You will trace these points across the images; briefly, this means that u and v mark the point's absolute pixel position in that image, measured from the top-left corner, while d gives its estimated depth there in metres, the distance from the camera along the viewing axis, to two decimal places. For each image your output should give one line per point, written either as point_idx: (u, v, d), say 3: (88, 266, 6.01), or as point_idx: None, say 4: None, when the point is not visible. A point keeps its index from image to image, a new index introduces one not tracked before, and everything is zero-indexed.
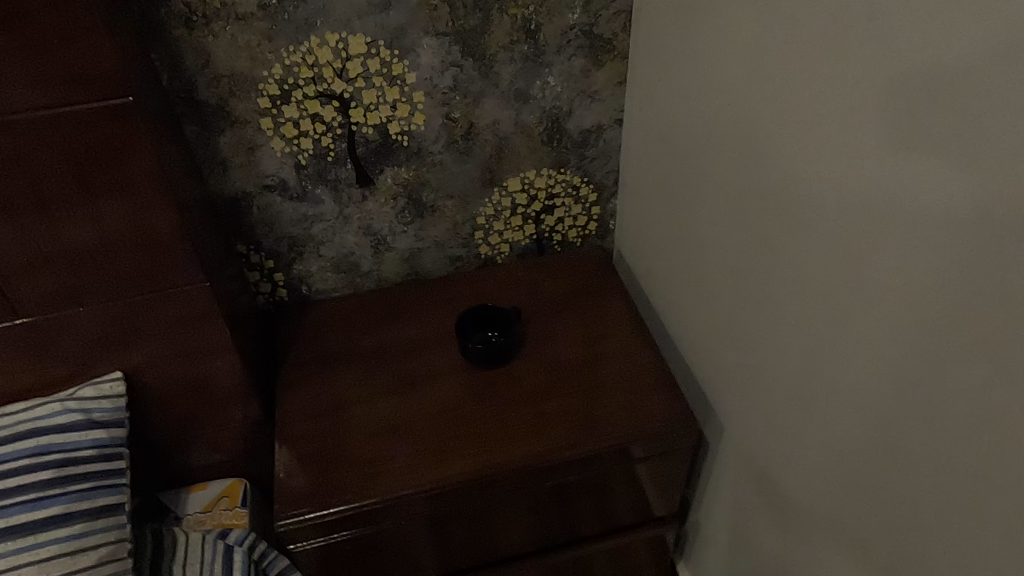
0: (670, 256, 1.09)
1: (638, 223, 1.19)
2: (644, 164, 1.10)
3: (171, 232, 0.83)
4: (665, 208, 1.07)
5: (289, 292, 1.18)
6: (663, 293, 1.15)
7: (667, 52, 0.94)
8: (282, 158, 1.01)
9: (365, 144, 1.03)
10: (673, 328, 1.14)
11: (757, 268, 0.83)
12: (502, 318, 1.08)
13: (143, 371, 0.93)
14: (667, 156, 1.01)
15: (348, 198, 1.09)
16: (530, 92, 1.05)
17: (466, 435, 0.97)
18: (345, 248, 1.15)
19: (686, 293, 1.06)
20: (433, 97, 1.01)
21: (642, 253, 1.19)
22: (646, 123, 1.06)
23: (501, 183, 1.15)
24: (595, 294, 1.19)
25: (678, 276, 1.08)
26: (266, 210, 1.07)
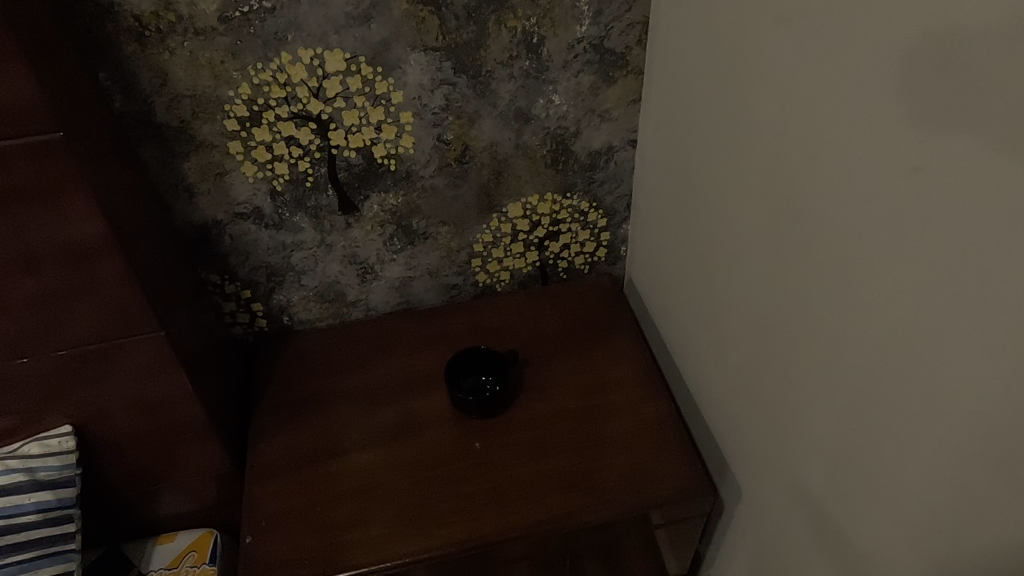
0: (687, 296, 0.98)
1: (653, 254, 1.08)
2: (662, 191, 0.99)
3: (118, 279, 0.73)
4: (683, 243, 0.96)
5: (269, 322, 1.09)
6: (677, 333, 1.04)
7: (691, 72, 0.83)
8: (255, 184, 0.92)
9: (347, 168, 0.93)
10: (688, 372, 1.03)
11: (789, 330, 0.73)
12: (496, 362, 0.98)
13: (97, 424, 0.84)
14: (690, 187, 0.90)
15: (331, 226, 0.99)
16: (532, 111, 0.94)
17: (456, 499, 0.87)
18: (329, 277, 1.06)
19: (702, 339, 0.96)
20: (422, 118, 0.91)
21: (658, 287, 1.08)
22: (666, 148, 0.94)
23: (501, 208, 1.04)
24: (601, 332, 1.08)
25: (695, 319, 0.97)
26: (240, 238, 0.97)
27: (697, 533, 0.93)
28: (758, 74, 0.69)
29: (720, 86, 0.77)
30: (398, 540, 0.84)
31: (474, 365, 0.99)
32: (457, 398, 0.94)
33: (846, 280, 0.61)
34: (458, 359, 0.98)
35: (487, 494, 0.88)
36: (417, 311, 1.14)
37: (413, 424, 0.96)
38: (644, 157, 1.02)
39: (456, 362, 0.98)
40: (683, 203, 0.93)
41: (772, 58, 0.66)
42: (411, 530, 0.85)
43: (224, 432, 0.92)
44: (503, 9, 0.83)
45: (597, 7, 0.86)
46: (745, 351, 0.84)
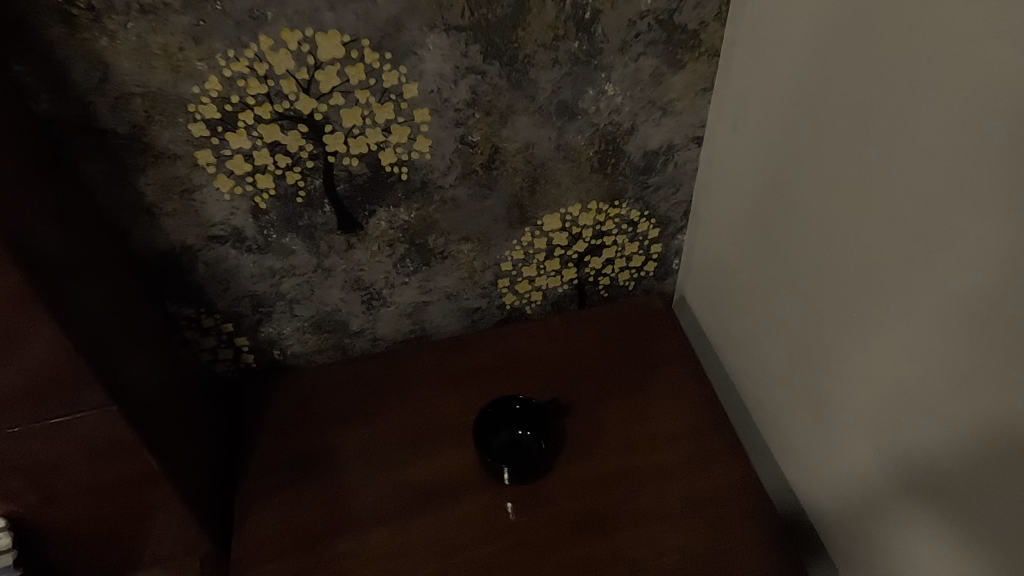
0: (757, 329, 0.81)
1: (715, 273, 0.90)
2: (731, 203, 0.81)
3: (47, 347, 0.55)
4: (755, 266, 0.79)
5: (257, 357, 0.92)
6: (744, 370, 0.87)
7: (790, 58, 0.64)
8: (233, 201, 0.73)
9: (349, 179, 0.74)
10: (757, 417, 0.86)
11: (935, 404, 0.55)
12: (536, 416, 0.81)
13: (41, 512, 0.66)
14: (772, 202, 0.72)
15: (329, 247, 0.81)
16: (578, 105, 0.75)
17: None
18: (327, 305, 0.88)
19: (779, 383, 0.78)
20: (442, 116, 0.72)
21: (720, 312, 0.91)
22: (742, 149, 0.76)
23: (535, 220, 0.86)
24: (654, 366, 0.91)
25: (770, 359, 0.80)
26: (218, 265, 0.79)
27: None
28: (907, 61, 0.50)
29: (835, 76, 0.58)
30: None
31: (509, 418, 0.82)
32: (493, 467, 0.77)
33: None
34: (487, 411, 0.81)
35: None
36: (433, 339, 0.97)
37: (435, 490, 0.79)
38: (710, 157, 0.84)
39: (484, 415, 0.81)
40: (759, 219, 0.76)
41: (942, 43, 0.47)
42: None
43: (200, 506, 0.75)
44: None
45: None
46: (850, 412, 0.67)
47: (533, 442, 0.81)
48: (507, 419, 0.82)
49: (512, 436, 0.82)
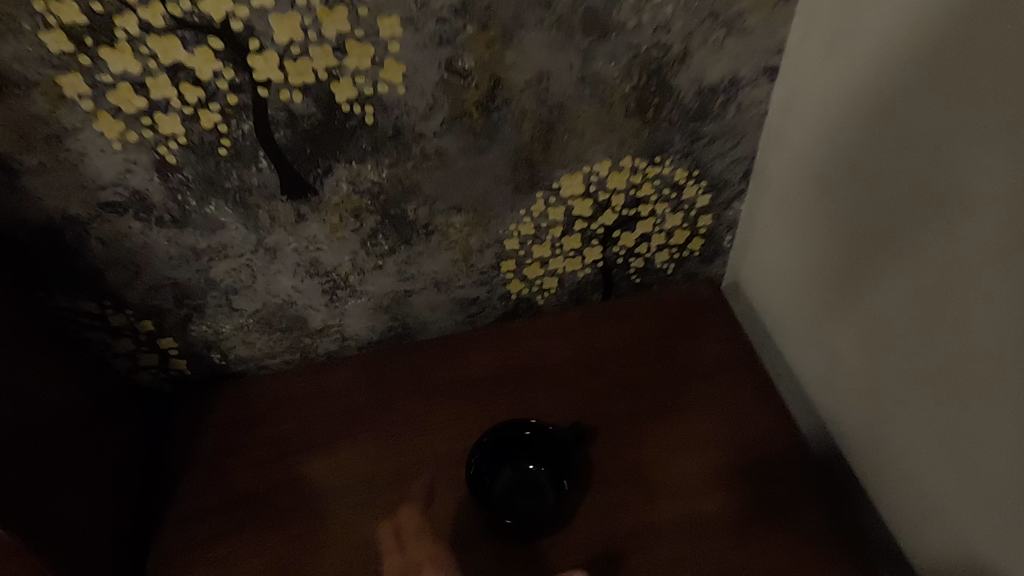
0: (849, 329, 0.60)
1: (784, 256, 0.69)
2: (814, 159, 0.60)
3: None
4: (847, 244, 0.58)
5: (192, 364, 0.71)
6: (827, 381, 0.66)
7: None
8: (128, 154, 0.52)
9: (290, 123, 0.53)
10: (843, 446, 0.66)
11: None
12: (552, 449, 0.64)
13: None
14: (879, 152, 0.51)
15: (271, 219, 0.60)
16: (612, 17, 0.53)
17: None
18: (277, 296, 0.67)
19: (881, 403, 0.58)
20: (420, 29, 0.50)
21: (791, 304, 0.70)
22: (837, 84, 0.55)
23: (549, 184, 0.65)
24: (702, 377, 0.71)
25: (867, 370, 0.59)
26: (120, 243, 0.58)
27: None
28: None
29: None
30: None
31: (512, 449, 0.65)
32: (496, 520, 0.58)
33: None
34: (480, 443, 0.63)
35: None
36: (418, 338, 0.76)
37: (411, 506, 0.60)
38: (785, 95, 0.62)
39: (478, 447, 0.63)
40: (856, 178, 0.55)
41: None
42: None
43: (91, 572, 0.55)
44: None
45: None
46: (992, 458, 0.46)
47: (547, 482, 0.64)
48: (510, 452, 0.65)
49: (516, 473, 0.65)
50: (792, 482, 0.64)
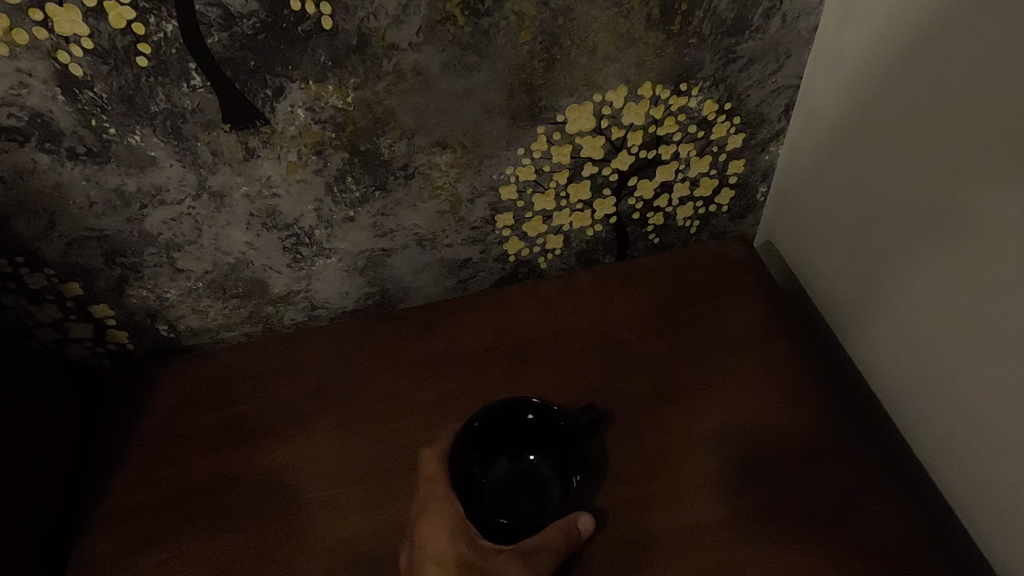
0: (927, 287, 0.49)
1: (834, 204, 0.58)
2: (886, 78, 0.49)
3: None
4: (928, 177, 0.47)
5: (134, 336, 0.61)
6: (894, 356, 0.55)
7: None
8: (19, 62, 0.41)
9: (226, 24, 0.42)
10: (916, 432, 0.55)
11: None
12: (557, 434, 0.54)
13: None
14: (983, 48, 0.40)
15: (214, 156, 0.49)
16: None
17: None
18: (229, 254, 0.56)
19: (972, 375, 0.47)
20: None
21: (849, 265, 0.59)
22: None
23: (553, 116, 0.54)
24: (735, 349, 0.60)
25: (955, 338, 0.48)
26: (26, 183, 0.47)
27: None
28: None
29: None
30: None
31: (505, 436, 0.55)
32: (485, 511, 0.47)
33: None
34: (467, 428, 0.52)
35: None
36: (403, 306, 0.66)
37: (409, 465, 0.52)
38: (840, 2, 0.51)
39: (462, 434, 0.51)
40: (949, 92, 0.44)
41: None
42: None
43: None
44: None
45: None
46: None
47: (551, 475, 0.54)
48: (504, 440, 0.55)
49: (514, 467, 0.55)
50: (849, 474, 0.53)
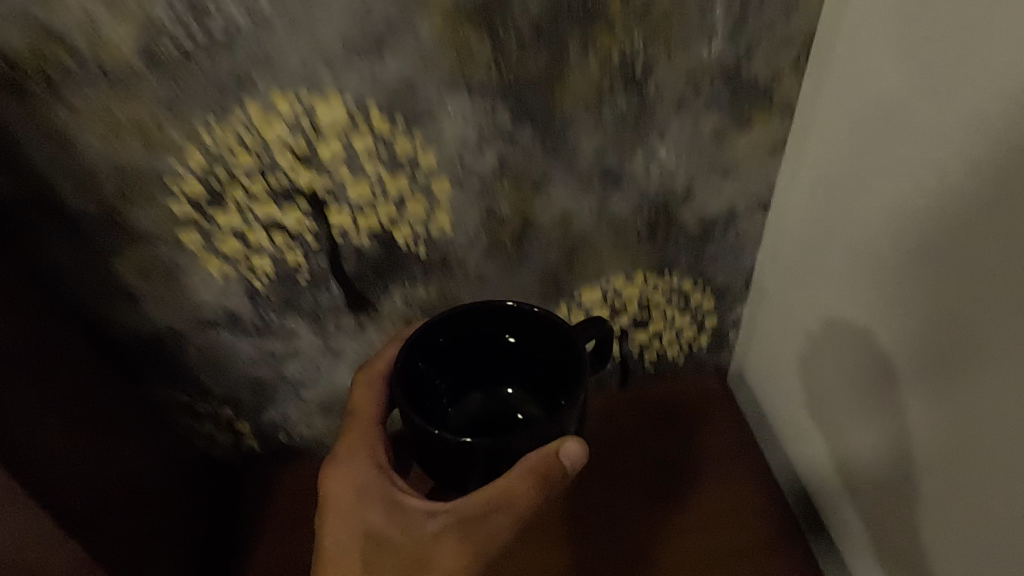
0: (869, 332, 0.58)
1: (775, 284, 0.74)
2: (863, 145, 0.54)
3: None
4: (828, 226, 0.61)
5: (261, 443, 0.81)
6: (828, 434, 0.69)
7: None
8: (226, 284, 0.63)
9: (358, 257, 0.64)
10: (846, 475, 0.67)
11: None
12: (535, 329, 0.57)
13: None
14: (947, 172, 0.45)
15: (337, 328, 0.71)
16: (625, 171, 0.64)
17: (442, 554, 0.50)
18: (338, 387, 0.77)
19: (893, 414, 0.57)
20: (467, 188, 0.61)
21: (805, 323, 0.69)
22: (931, 71, 0.45)
23: (572, 294, 0.75)
24: (705, 459, 0.82)
25: (891, 403, 0.58)
26: (211, 349, 0.69)
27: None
28: None
29: None
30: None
31: (479, 338, 0.59)
32: (421, 431, 0.48)
33: None
34: (428, 334, 0.56)
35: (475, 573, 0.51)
36: None
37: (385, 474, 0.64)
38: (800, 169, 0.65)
39: (417, 341, 0.55)
40: (914, 176, 0.49)
41: None
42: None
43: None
44: (593, 28, 0.53)
45: (739, 14, 0.54)
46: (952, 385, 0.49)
47: (529, 403, 0.61)
48: (478, 337, 0.59)
49: (489, 399, 0.61)
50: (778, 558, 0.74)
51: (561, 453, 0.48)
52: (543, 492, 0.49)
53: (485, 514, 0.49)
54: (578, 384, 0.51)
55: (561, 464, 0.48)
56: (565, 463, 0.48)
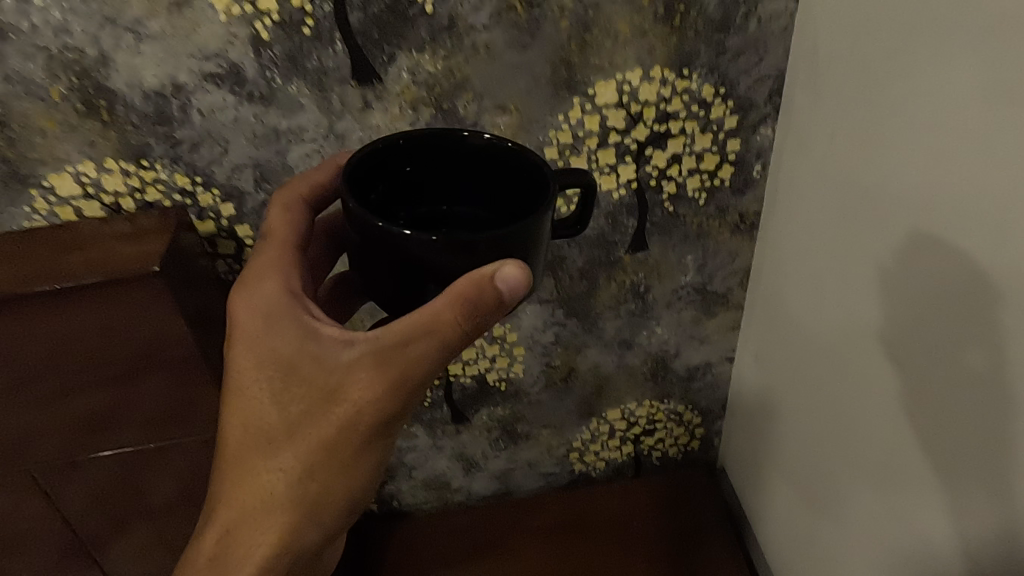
0: (915, 237, 0.59)
1: (749, 353, 1.00)
2: (886, 105, 0.61)
3: (169, 406, 0.76)
4: (784, 244, 0.83)
5: (379, 504, 1.15)
6: (774, 495, 1.01)
7: (890, 40, 0.59)
8: None
9: (462, 389, 1.00)
10: (789, 509, 0.96)
11: (896, 328, 0.64)
12: (505, 173, 0.54)
13: (155, 514, 0.84)
14: (949, 116, 0.53)
15: (442, 431, 1.06)
16: (635, 339, 0.99)
17: (353, 382, 0.51)
18: (437, 470, 1.12)
19: (818, 396, 0.81)
20: (534, 350, 0.97)
21: (769, 390, 0.96)
22: (925, 81, 0.55)
23: (600, 413, 1.09)
24: (689, 513, 1.15)
25: (817, 410, 0.82)
26: None
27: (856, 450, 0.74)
28: (927, 98, 0.55)
29: (867, 72, 0.63)
30: (232, 567, 0.58)
31: (447, 182, 0.56)
32: (364, 221, 0.47)
33: (963, 320, 0.55)
34: (394, 162, 0.54)
35: (398, 411, 0.53)
36: (516, 495, 1.19)
37: (314, 256, 0.66)
38: (749, 336, 0.99)
39: (379, 152, 0.52)
40: (932, 107, 0.55)
41: (946, 75, 0.53)
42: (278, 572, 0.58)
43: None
44: (613, 268, 0.90)
45: (702, 260, 0.91)
46: (847, 343, 0.73)
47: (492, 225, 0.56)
48: (446, 180, 0.56)
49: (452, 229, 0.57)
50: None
51: (499, 275, 0.46)
52: (472, 319, 0.48)
53: (406, 345, 0.49)
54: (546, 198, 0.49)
55: (496, 288, 0.47)
56: (502, 288, 0.47)
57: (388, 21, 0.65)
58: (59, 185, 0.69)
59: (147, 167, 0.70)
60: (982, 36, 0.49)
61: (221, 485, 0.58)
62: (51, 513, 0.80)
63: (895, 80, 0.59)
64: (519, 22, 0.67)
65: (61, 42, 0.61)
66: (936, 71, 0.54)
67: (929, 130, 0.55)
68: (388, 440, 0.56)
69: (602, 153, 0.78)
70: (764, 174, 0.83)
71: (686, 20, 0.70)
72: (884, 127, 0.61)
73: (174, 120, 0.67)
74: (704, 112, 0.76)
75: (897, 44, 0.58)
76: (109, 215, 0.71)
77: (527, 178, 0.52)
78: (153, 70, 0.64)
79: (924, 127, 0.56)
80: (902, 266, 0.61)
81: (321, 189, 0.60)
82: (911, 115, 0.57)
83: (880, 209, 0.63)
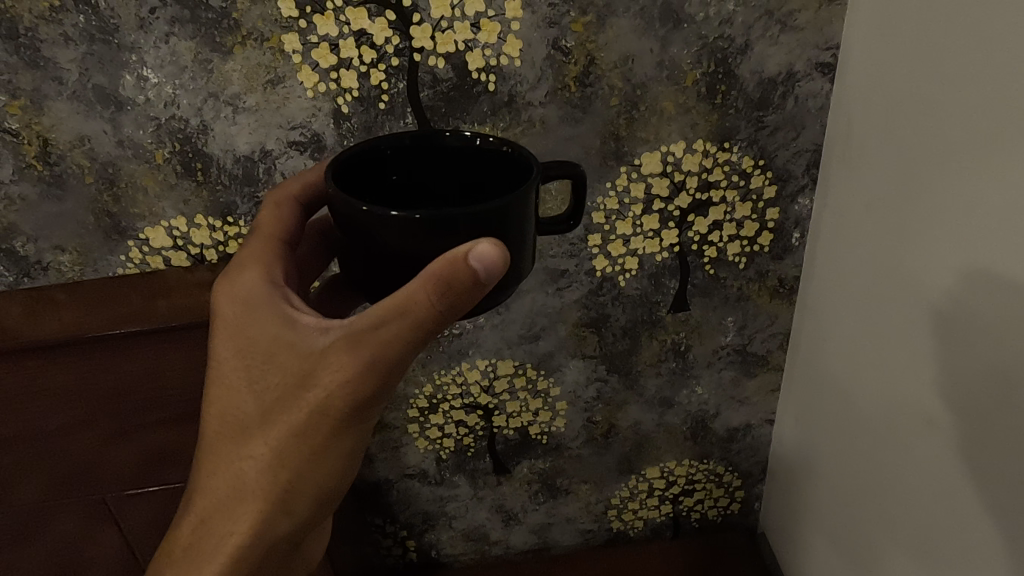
0: (971, 275, 0.59)
1: (790, 403, 1.01)
2: (931, 144, 0.62)
3: None
4: (826, 287, 0.85)
5: (417, 555, 1.16)
6: (816, 550, 1.00)
7: (926, 90, 0.62)
8: (425, 453, 1.03)
9: (504, 441, 1.04)
10: (831, 563, 0.96)
11: (943, 363, 0.64)
12: (495, 169, 0.52)
13: None
14: (989, 155, 0.55)
15: (483, 482, 1.08)
16: (676, 398, 1.01)
17: (326, 369, 0.48)
18: (477, 521, 1.13)
19: (864, 437, 0.81)
20: (576, 404, 1.01)
21: (809, 445, 0.97)
22: (964, 123, 0.58)
23: (640, 470, 1.10)
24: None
25: (862, 455, 0.82)
26: (405, 493, 1.07)
27: (907, 492, 0.74)
28: (966, 143, 0.58)
29: (906, 120, 0.66)
30: (203, 560, 0.54)
31: (438, 185, 0.54)
32: (350, 205, 0.45)
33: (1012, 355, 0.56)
34: (379, 169, 0.52)
35: (373, 399, 0.49)
36: (553, 551, 1.19)
37: (303, 256, 0.63)
38: (789, 396, 1.00)
39: (364, 156, 0.51)
40: (981, 142, 0.56)
41: (983, 120, 0.56)
42: (253, 567, 0.54)
43: None
44: (655, 327, 0.93)
45: (742, 323, 0.94)
46: (893, 383, 0.73)
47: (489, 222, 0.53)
48: (434, 185, 0.54)
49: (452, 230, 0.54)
50: None
51: (473, 255, 0.42)
52: (446, 301, 0.43)
53: (377, 327, 0.45)
54: (529, 185, 0.46)
55: (470, 268, 0.42)
56: (477, 267, 0.42)
57: (455, 97, 0.72)
58: (153, 238, 0.77)
59: (231, 223, 0.77)
60: (1010, 95, 0.53)
61: (199, 473, 0.55)
62: (115, 539, 0.85)
63: (933, 127, 0.62)
64: (571, 99, 0.74)
65: (169, 113, 0.70)
66: (973, 119, 0.57)
67: (969, 171, 0.58)
68: (362, 430, 0.52)
69: (646, 219, 0.83)
70: (803, 241, 0.87)
71: (727, 98, 0.75)
72: (925, 170, 0.64)
73: (259, 181, 0.75)
74: (744, 182, 0.81)
75: (931, 99, 0.62)
76: (193, 265, 0.79)
77: (516, 170, 0.50)
78: (246, 138, 0.72)
79: (965, 169, 0.58)
80: (948, 303, 0.62)
81: (314, 188, 0.60)
82: (951, 158, 0.60)
83: (924, 247, 0.65)
